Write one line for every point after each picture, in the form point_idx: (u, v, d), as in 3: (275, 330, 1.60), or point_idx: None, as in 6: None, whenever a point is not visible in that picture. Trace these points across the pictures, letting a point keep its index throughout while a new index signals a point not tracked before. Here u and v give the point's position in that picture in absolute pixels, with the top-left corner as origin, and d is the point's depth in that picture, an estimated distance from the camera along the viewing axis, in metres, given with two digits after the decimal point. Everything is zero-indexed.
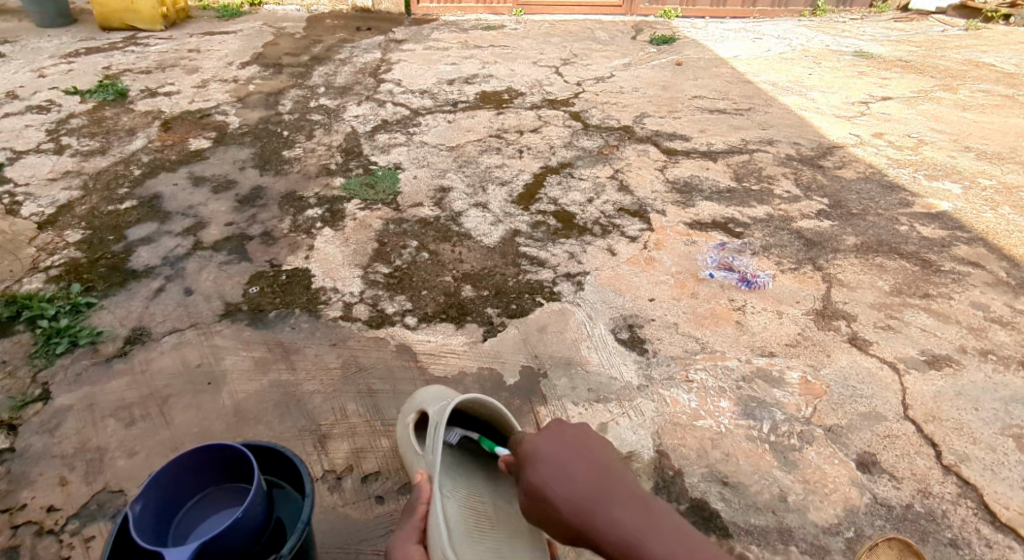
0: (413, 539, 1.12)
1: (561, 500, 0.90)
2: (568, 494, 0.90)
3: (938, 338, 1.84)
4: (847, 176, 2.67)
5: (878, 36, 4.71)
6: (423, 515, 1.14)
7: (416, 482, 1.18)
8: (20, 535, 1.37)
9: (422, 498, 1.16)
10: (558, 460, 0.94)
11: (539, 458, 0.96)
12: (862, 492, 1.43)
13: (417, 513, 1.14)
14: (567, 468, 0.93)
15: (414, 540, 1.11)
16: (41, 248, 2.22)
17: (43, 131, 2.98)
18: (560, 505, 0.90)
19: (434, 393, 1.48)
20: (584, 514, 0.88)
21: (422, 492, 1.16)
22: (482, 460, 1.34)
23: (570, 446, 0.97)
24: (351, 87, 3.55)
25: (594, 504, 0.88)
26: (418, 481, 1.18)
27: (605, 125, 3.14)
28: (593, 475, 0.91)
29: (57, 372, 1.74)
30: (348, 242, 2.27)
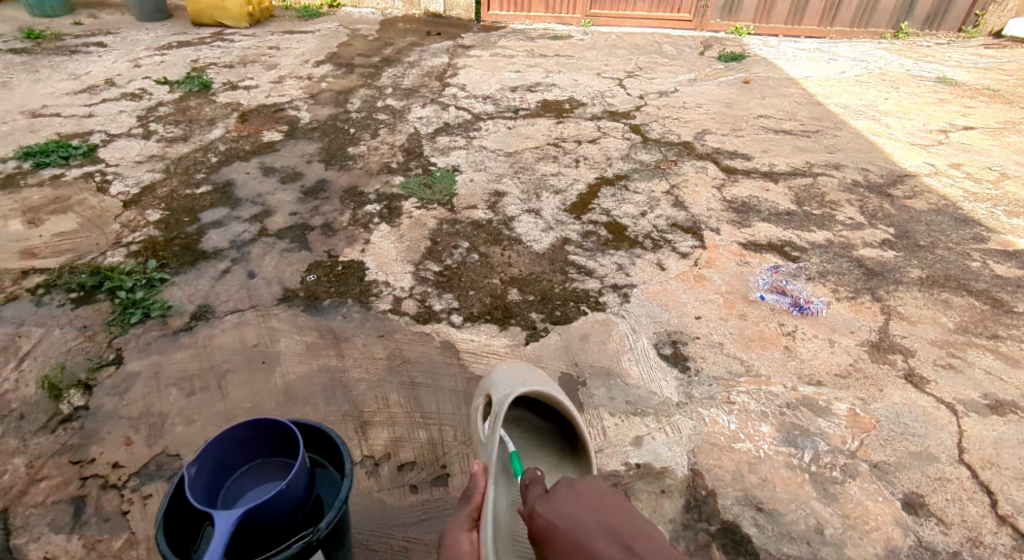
0: (465, 527, 1.16)
1: None
2: None
3: (1004, 382, 1.74)
4: (917, 207, 2.56)
5: (965, 62, 4.48)
6: (476, 506, 1.18)
7: (473, 473, 1.22)
8: (88, 486, 1.49)
9: (478, 489, 1.19)
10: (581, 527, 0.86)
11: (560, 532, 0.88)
12: (905, 534, 1.37)
13: (472, 503, 1.18)
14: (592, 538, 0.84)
15: (466, 527, 1.16)
16: (124, 225, 2.39)
17: (135, 116, 3.22)
18: None
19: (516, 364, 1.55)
20: None
21: (478, 483, 1.20)
22: (543, 439, 1.41)
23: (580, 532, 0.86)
24: (417, 90, 3.66)
25: None
26: (474, 473, 1.22)
27: (664, 139, 3.12)
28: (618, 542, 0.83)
29: (129, 340, 1.88)
30: (403, 238, 2.34)
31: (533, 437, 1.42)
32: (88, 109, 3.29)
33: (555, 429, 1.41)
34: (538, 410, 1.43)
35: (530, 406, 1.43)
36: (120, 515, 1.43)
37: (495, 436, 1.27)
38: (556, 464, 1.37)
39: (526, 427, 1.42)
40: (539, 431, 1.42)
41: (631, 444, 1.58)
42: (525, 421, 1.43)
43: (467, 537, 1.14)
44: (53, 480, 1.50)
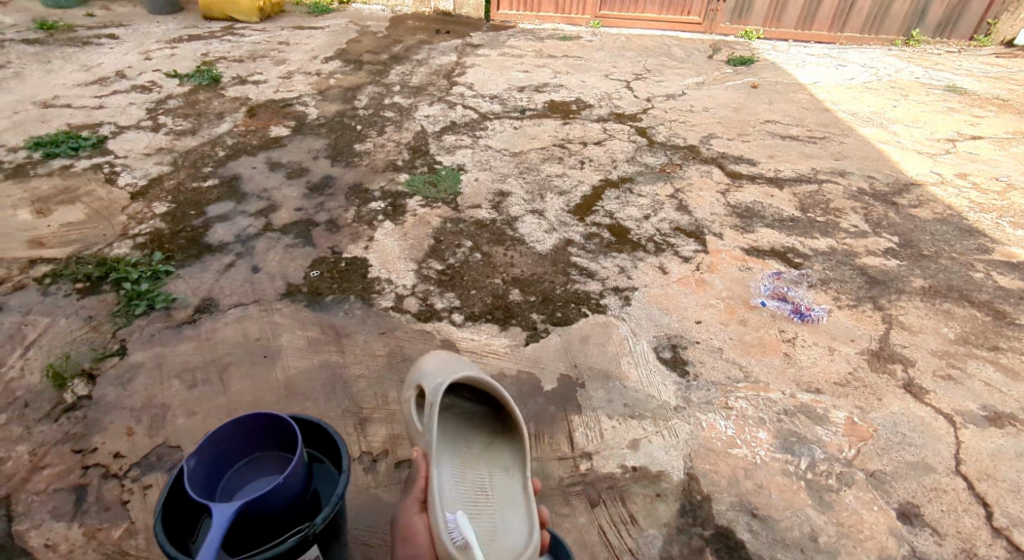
0: (415, 509, 1.21)
1: None
2: None
3: (1003, 394, 1.74)
4: (922, 216, 2.55)
5: (975, 71, 4.45)
6: (422, 488, 1.23)
7: (413, 458, 1.25)
8: (89, 475, 1.51)
9: (421, 473, 1.24)
10: None
11: None
12: (899, 543, 1.38)
13: (417, 487, 1.23)
14: None
15: (416, 509, 1.21)
16: (131, 217, 2.41)
17: (144, 109, 3.24)
18: None
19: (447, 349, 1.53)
20: None
21: (419, 467, 1.24)
22: (479, 420, 1.42)
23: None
24: (425, 88, 3.67)
25: None
26: (414, 459, 1.25)
27: (670, 143, 3.12)
28: None
29: (134, 331, 1.90)
30: (406, 236, 2.35)
31: (468, 419, 1.42)
32: (99, 100, 3.32)
33: (490, 408, 1.42)
34: (471, 392, 1.42)
35: (461, 390, 1.43)
36: (120, 505, 1.45)
37: (430, 422, 1.27)
38: (494, 442, 1.38)
39: (461, 411, 1.41)
40: (474, 414, 1.42)
41: (628, 447, 1.59)
42: (457, 405, 1.42)
43: (418, 518, 1.20)
44: (55, 468, 1.52)
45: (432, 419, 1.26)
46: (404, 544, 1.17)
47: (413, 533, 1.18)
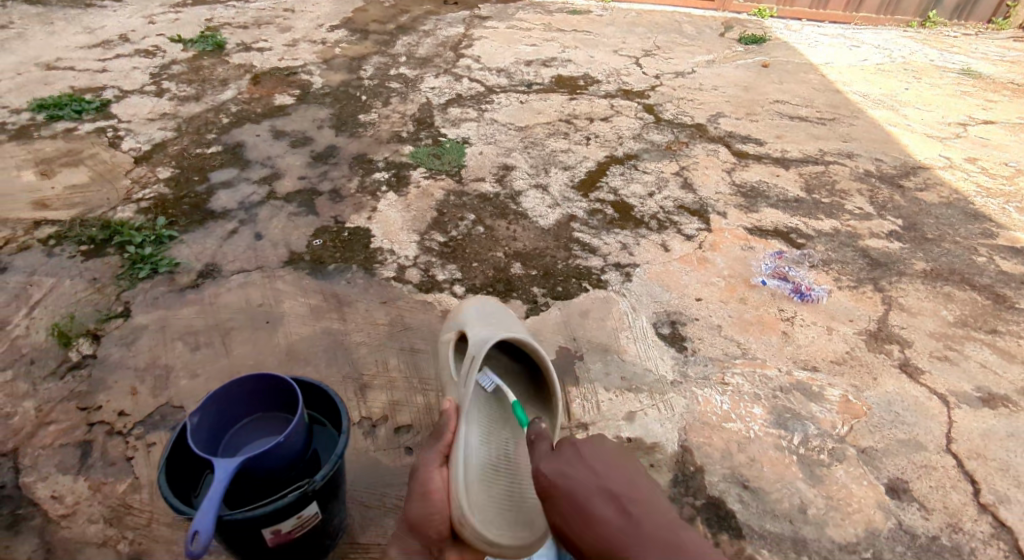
0: (435, 465, 1.20)
1: (593, 533, 1.00)
2: (599, 530, 0.99)
3: (998, 375, 1.75)
4: (928, 200, 2.54)
5: (991, 55, 4.38)
6: (447, 444, 1.24)
7: (444, 410, 1.27)
8: (94, 431, 1.54)
9: (449, 428, 1.25)
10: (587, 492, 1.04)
11: (567, 493, 1.05)
12: (887, 517, 1.40)
13: (443, 442, 1.23)
14: (595, 504, 1.02)
15: (437, 464, 1.21)
16: (135, 181, 2.42)
17: (148, 74, 3.22)
18: (590, 536, 1.00)
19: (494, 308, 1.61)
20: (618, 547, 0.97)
21: (449, 421, 1.26)
22: (514, 384, 1.50)
23: (580, 498, 1.04)
24: (431, 59, 3.63)
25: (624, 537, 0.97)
26: (446, 410, 1.27)
27: (677, 120, 3.10)
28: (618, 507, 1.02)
29: (137, 294, 1.91)
30: (409, 208, 2.35)
31: (504, 379, 1.50)
32: (102, 63, 3.29)
33: (525, 378, 1.50)
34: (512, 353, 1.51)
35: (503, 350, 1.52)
36: (125, 461, 1.48)
37: (470, 379, 1.33)
38: (522, 411, 1.44)
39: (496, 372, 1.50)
40: (507, 377, 1.50)
41: (624, 419, 1.61)
42: (494, 365, 1.52)
43: (438, 473, 1.18)
44: (61, 424, 1.55)
45: (471, 378, 1.34)
46: (420, 499, 1.15)
47: (430, 488, 1.15)
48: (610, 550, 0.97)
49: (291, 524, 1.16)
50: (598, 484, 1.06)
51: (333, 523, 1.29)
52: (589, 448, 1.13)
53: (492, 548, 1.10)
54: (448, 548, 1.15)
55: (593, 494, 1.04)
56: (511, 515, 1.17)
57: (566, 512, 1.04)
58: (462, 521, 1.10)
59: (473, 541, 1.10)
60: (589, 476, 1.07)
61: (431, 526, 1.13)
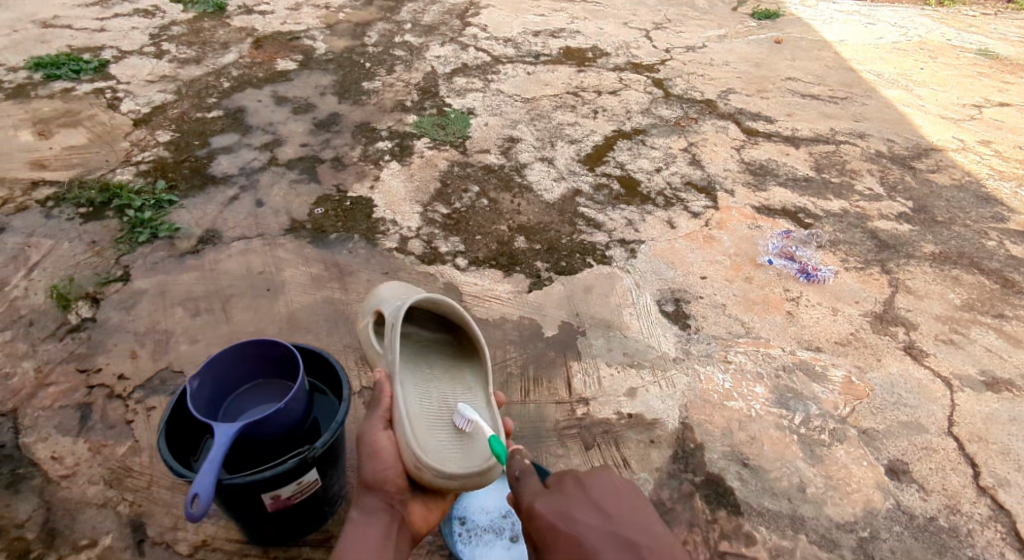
0: (380, 426, 1.13)
1: None
2: None
3: (1003, 360, 1.74)
4: (939, 182, 2.50)
5: (1009, 35, 4.28)
6: (387, 407, 1.15)
7: (375, 380, 1.17)
8: (94, 394, 1.53)
9: (385, 392, 1.15)
10: (591, 539, 0.87)
11: (566, 537, 0.89)
12: (885, 497, 1.40)
13: (382, 407, 1.14)
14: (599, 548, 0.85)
15: (381, 426, 1.13)
16: (134, 144, 2.38)
17: (147, 35, 3.15)
18: None
19: (400, 288, 1.47)
20: None
21: (384, 386, 1.16)
22: (440, 345, 1.38)
23: (585, 542, 0.87)
24: (437, 27, 3.55)
25: None
26: (376, 379, 1.17)
27: (687, 96, 3.04)
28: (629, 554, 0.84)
29: (137, 258, 1.89)
30: (412, 178, 2.32)
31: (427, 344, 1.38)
32: (100, 23, 3.21)
33: (450, 334, 1.39)
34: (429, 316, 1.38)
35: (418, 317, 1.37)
36: (124, 424, 1.47)
37: (393, 342, 1.21)
38: (456, 364, 1.36)
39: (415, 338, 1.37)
40: (430, 342, 1.38)
41: (625, 395, 1.60)
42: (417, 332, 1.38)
43: (383, 435, 1.11)
44: (60, 386, 1.54)
45: (395, 338, 1.21)
46: (371, 461, 1.10)
47: (378, 449, 1.10)
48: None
49: (290, 490, 1.16)
50: (604, 527, 0.89)
51: (331, 492, 1.28)
52: (596, 487, 0.96)
53: (453, 480, 1.08)
54: (409, 501, 1.11)
55: (599, 538, 0.87)
56: (464, 455, 1.14)
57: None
58: (420, 466, 1.06)
59: (435, 482, 1.07)
60: (593, 518, 0.91)
61: (386, 482, 1.09)
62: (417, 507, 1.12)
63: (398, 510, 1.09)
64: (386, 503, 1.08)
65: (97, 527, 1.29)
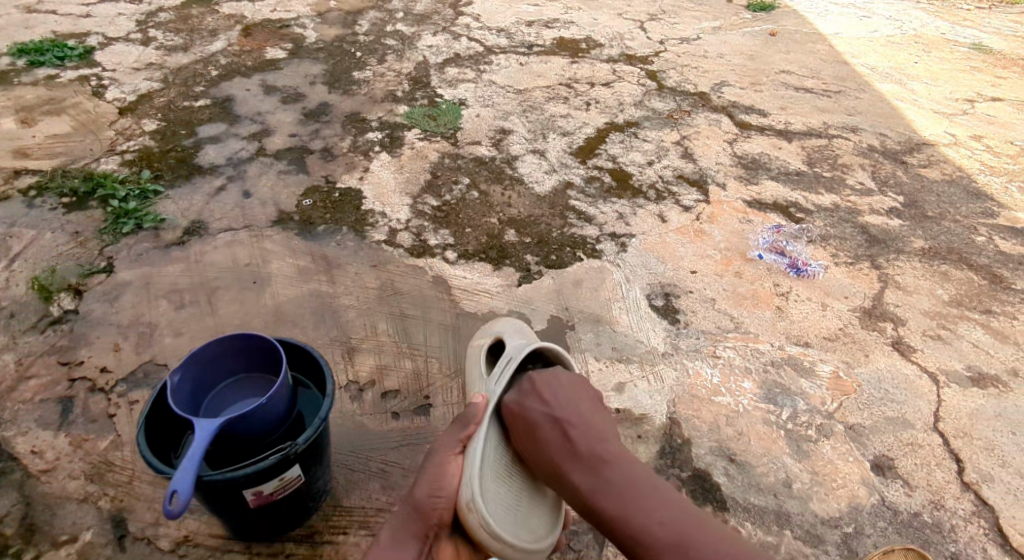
0: (454, 450, 1.10)
1: (540, 458, 1.10)
2: (545, 456, 1.09)
3: (990, 355, 1.74)
4: (930, 177, 2.50)
5: (1003, 30, 4.28)
6: (468, 434, 1.12)
7: (473, 401, 1.17)
8: (76, 387, 1.51)
9: (475, 420, 1.14)
10: (538, 425, 1.11)
11: (519, 420, 1.14)
12: (870, 493, 1.41)
13: (465, 431, 1.12)
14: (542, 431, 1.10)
15: (454, 451, 1.10)
16: (119, 133, 2.34)
17: (133, 21, 3.09)
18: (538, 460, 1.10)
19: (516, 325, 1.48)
20: (560, 470, 1.07)
21: (476, 413, 1.15)
22: None
23: (535, 424, 1.12)
24: (429, 16, 3.51)
25: (567, 463, 1.06)
26: (473, 401, 1.17)
27: (680, 88, 3.01)
28: (564, 437, 1.09)
29: (121, 250, 1.87)
30: (402, 170, 2.30)
31: None
32: (86, 8, 3.16)
33: None
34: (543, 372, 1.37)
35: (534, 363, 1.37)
36: (106, 418, 1.46)
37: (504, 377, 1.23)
38: None
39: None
40: None
41: (613, 390, 1.60)
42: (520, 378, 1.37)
43: (454, 460, 1.08)
44: (41, 379, 1.52)
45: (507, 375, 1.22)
46: (428, 481, 1.05)
47: (444, 473, 1.06)
48: (552, 469, 1.08)
49: (273, 486, 1.15)
50: (550, 411, 1.12)
51: (315, 487, 1.28)
52: (547, 384, 1.17)
53: (495, 541, 1.01)
54: (443, 539, 1.05)
55: (542, 420, 1.11)
56: (520, 515, 1.08)
57: (520, 435, 1.13)
58: (468, 506, 1.01)
59: (476, 529, 1.01)
60: (540, 407, 1.14)
61: (433, 510, 1.03)
62: (448, 550, 1.05)
63: (428, 544, 1.02)
64: (423, 532, 1.03)
65: (78, 523, 1.27)
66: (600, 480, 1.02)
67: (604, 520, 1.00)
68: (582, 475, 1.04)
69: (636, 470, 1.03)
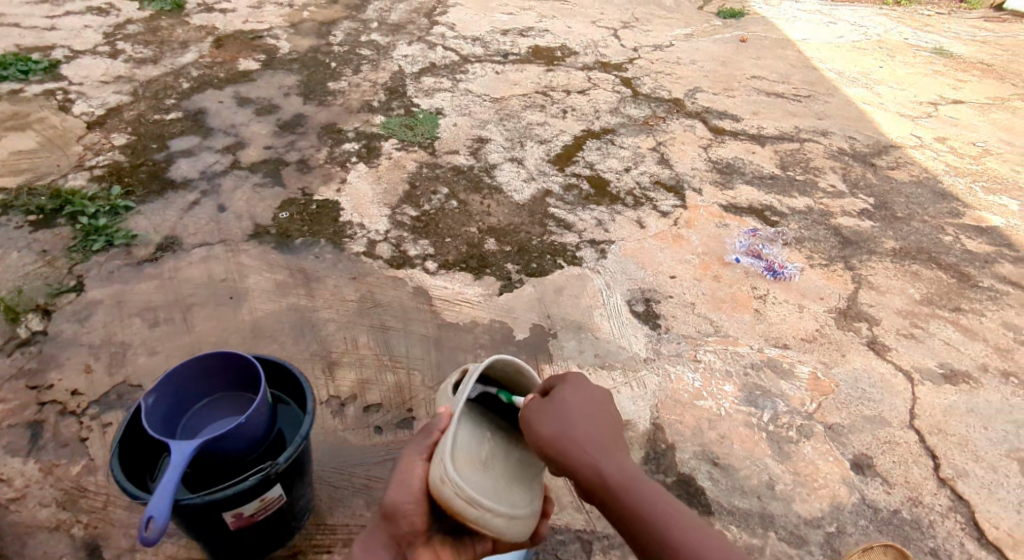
0: (419, 459, 1.05)
1: (591, 426, 0.96)
2: (597, 428, 0.96)
3: (960, 352, 1.79)
4: (898, 178, 2.56)
5: (963, 35, 4.42)
6: (435, 442, 1.07)
7: (436, 413, 1.11)
8: (45, 411, 1.47)
9: (439, 427, 1.08)
10: (600, 404, 1.01)
11: (581, 388, 1.03)
12: (850, 492, 1.43)
13: (429, 438, 1.07)
14: (603, 413, 1.00)
15: (421, 460, 1.05)
16: (87, 148, 2.29)
17: (101, 33, 3.03)
18: (586, 426, 0.95)
19: None
20: (607, 447, 0.94)
21: (440, 422, 1.09)
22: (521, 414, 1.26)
23: (591, 404, 1.00)
24: (404, 26, 3.50)
25: (616, 449, 0.94)
26: (438, 412, 1.11)
27: (655, 95, 3.05)
28: (617, 432, 0.99)
29: (92, 268, 1.82)
30: (380, 180, 2.28)
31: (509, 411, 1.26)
32: (51, 21, 3.09)
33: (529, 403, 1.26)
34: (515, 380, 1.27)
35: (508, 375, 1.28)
36: (78, 442, 1.42)
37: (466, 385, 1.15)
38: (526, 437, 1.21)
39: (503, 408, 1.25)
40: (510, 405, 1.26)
41: None
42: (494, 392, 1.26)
43: (420, 468, 1.03)
44: (9, 404, 1.48)
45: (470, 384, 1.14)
46: (394, 489, 1.01)
47: (406, 478, 1.02)
48: (597, 440, 0.94)
49: (253, 507, 1.12)
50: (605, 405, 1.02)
51: (298, 506, 1.25)
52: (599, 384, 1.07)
53: (474, 508, 0.96)
54: (420, 547, 1.01)
55: (600, 406, 1.01)
56: (500, 489, 1.03)
57: (569, 406, 0.98)
58: (441, 483, 0.97)
59: (453, 501, 0.96)
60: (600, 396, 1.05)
61: (402, 519, 1.00)
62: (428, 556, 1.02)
63: (403, 552, 1.01)
64: (395, 542, 1.01)
65: (50, 552, 1.23)
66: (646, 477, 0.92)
67: (646, 512, 0.86)
68: (630, 462, 0.92)
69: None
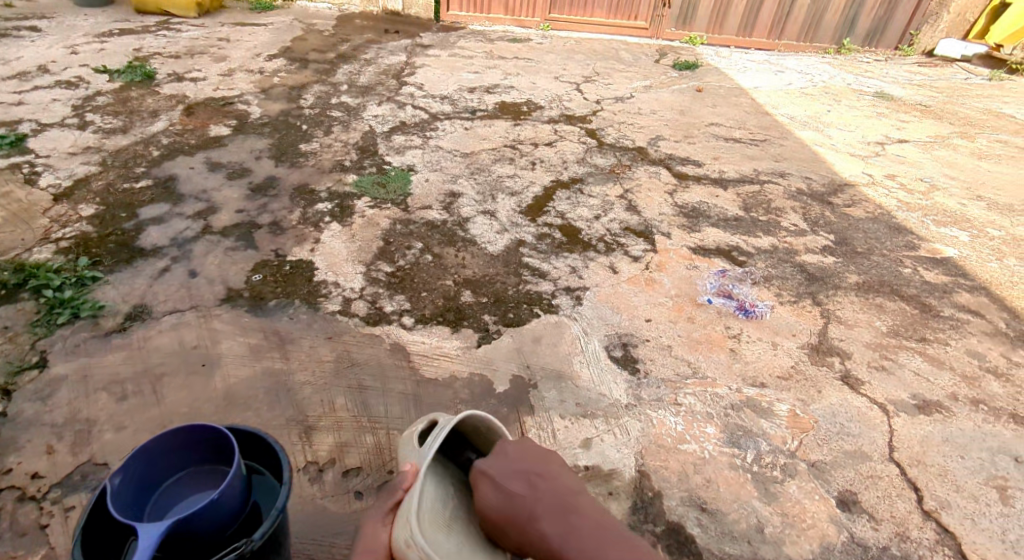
0: (383, 522, 1.11)
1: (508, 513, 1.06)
2: (511, 511, 1.06)
3: (930, 383, 1.83)
4: (856, 215, 2.67)
5: (900, 78, 4.72)
6: (399, 500, 1.13)
7: (401, 471, 1.16)
8: (3, 499, 1.40)
9: (402, 486, 1.14)
10: (504, 479, 1.10)
11: (486, 478, 1.11)
12: (839, 530, 1.42)
13: (393, 497, 1.13)
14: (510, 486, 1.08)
15: (384, 521, 1.11)
16: (54, 220, 2.26)
17: (69, 106, 3.05)
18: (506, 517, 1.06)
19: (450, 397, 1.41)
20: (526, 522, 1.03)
21: (404, 480, 1.14)
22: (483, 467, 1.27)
23: (498, 487, 1.09)
24: (373, 87, 3.59)
25: (534, 517, 1.03)
26: (404, 470, 1.17)
27: (619, 144, 3.16)
28: (532, 490, 1.07)
29: (56, 342, 1.77)
30: (354, 238, 2.29)
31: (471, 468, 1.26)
32: (18, 96, 3.09)
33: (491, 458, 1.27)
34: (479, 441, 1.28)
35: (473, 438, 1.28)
36: (39, 529, 1.35)
37: (432, 442, 1.19)
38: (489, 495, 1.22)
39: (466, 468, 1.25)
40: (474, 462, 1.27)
41: (581, 446, 1.58)
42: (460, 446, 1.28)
43: (384, 531, 1.10)
44: None
45: (435, 440, 1.18)
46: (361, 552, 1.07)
47: (370, 541, 1.08)
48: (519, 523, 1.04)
49: None
50: (513, 473, 1.10)
51: None
52: (499, 449, 1.15)
53: None
54: None
55: (508, 480, 1.09)
56: (465, 551, 1.06)
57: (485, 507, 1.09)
58: (405, 546, 1.02)
59: None
60: (504, 463, 1.12)
61: None
62: None
63: None
64: None
65: None
66: (569, 525, 1.00)
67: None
68: (549, 525, 1.01)
69: (607, 521, 1.02)
